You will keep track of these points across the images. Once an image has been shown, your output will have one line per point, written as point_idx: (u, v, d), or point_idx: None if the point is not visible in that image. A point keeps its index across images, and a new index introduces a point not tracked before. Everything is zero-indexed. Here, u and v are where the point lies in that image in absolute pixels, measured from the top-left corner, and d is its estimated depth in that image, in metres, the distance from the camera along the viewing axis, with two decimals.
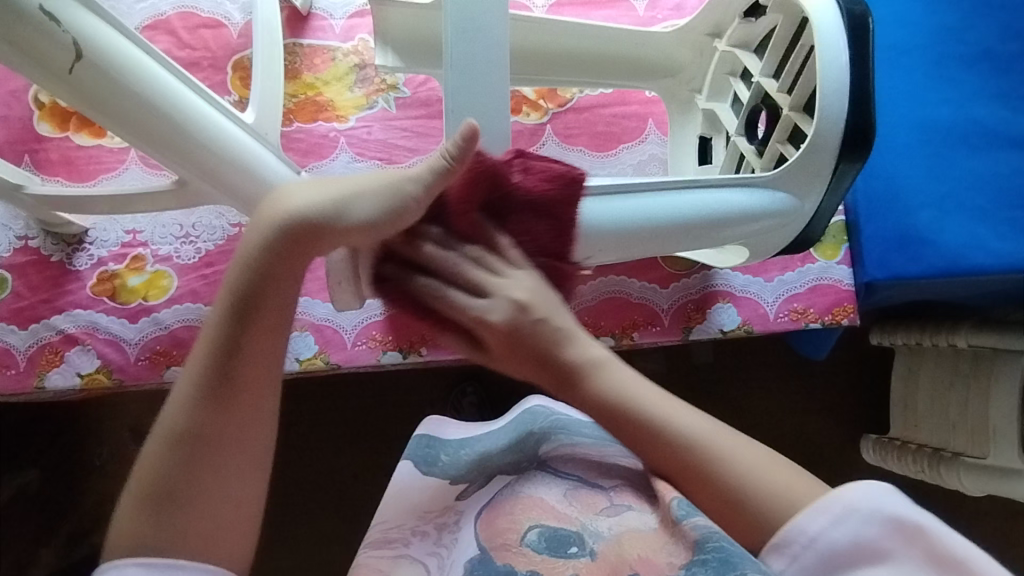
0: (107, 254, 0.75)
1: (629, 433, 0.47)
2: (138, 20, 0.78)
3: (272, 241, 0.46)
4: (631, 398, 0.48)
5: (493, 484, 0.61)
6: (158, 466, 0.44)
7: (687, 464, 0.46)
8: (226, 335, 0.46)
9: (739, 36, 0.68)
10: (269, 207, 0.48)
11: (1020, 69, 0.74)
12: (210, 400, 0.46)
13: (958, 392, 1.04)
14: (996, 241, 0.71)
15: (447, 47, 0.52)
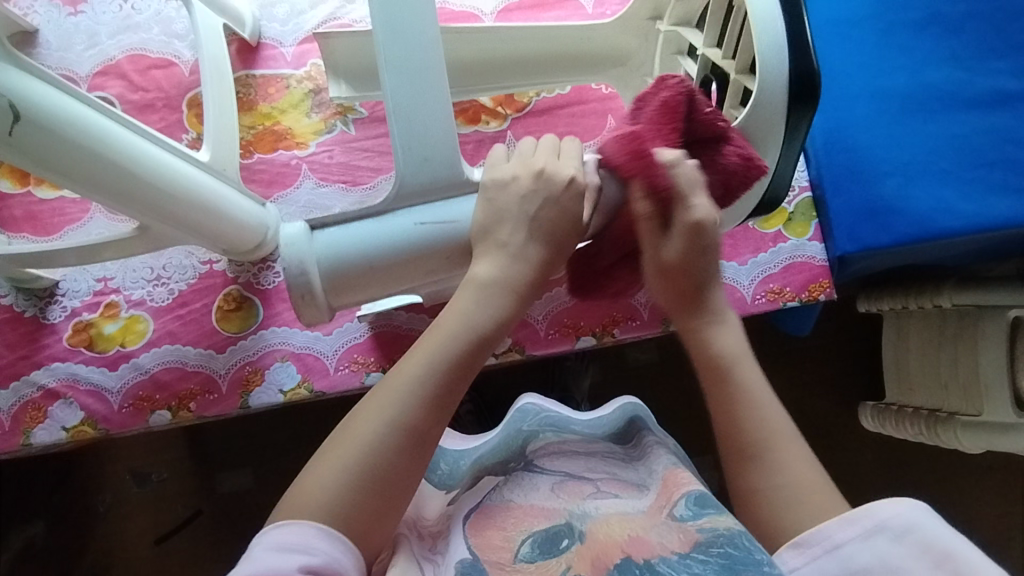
0: (79, 304, 0.75)
1: (727, 404, 0.52)
2: (89, 68, 0.77)
3: (510, 277, 0.51)
4: (736, 363, 0.54)
5: (482, 483, 0.63)
6: (399, 404, 0.47)
7: (750, 452, 0.51)
8: (458, 356, 0.49)
9: (681, 13, 0.68)
10: (494, 241, 0.52)
11: (970, 30, 0.75)
12: (450, 368, 0.49)
13: (947, 352, 1.04)
14: (963, 202, 0.72)
15: (380, 49, 0.53)
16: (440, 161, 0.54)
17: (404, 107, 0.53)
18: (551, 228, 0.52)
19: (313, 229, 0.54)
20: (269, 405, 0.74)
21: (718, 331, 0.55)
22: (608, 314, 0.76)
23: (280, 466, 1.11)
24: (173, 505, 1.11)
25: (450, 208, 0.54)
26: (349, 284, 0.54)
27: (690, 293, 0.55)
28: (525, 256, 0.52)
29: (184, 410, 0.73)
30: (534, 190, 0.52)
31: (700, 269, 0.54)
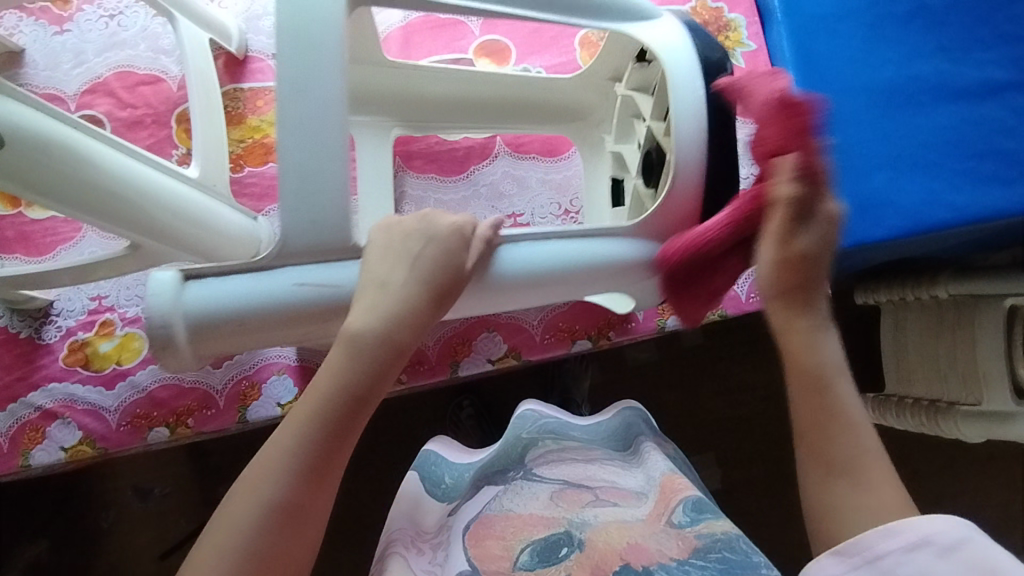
0: (75, 323, 0.74)
1: (817, 417, 0.48)
2: (76, 86, 0.77)
3: (383, 328, 0.50)
4: (832, 378, 0.49)
5: (482, 492, 0.62)
6: (272, 483, 0.46)
7: (835, 469, 0.46)
8: (333, 417, 0.48)
9: (638, 80, 0.71)
10: (368, 292, 0.51)
11: (958, 19, 0.73)
12: (326, 431, 0.47)
13: (946, 342, 1.04)
14: (953, 194, 0.71)
15: (281, 109, 0.52)
16: (332, 221, 0.53)
17: (305, 171, 0.52)
18: (433, 270, 0.52)
19: (185, 279, 0.53)
20: (268, 418, 0.74)
21: (821, 341, 0.50)
22: (603, 317, 0.76)
23: None
24: (176, 519, 1.11)
25: (340, 270, 0.54)
26: (210, 336, 0.53)
27: (801, 293, 0.50)
28: (403, 298, 0.51)
29: (182, 426, 0.73)
30: (415, 232, 0.53)
31: (810, 273, 0.50)
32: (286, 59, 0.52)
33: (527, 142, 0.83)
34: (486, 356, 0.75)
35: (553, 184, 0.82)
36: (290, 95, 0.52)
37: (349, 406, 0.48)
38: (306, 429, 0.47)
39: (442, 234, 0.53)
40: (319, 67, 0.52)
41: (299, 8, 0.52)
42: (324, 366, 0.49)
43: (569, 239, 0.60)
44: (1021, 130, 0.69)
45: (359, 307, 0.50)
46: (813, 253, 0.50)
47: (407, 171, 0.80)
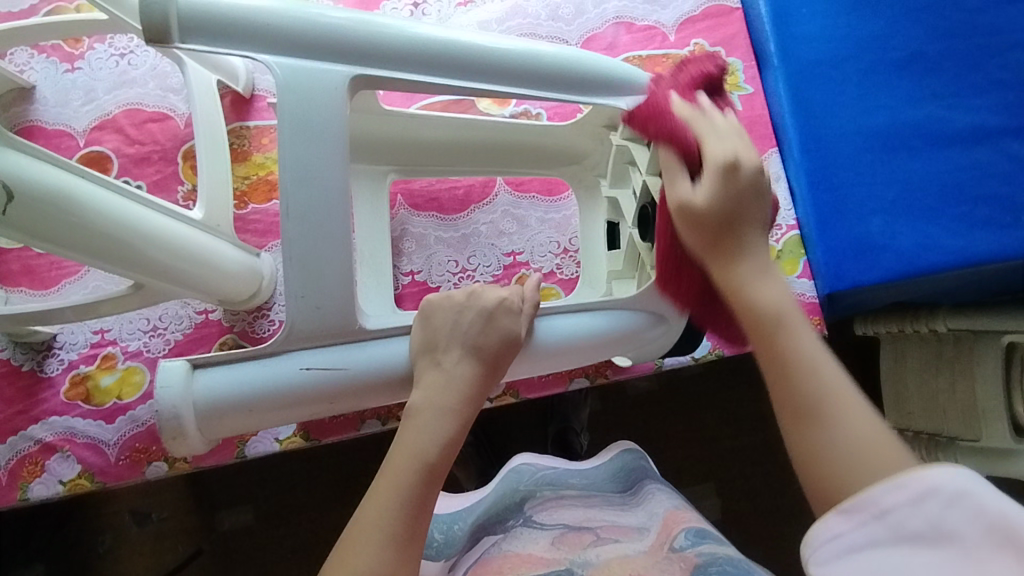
0: (77, 356, 0.75)
1: (777, 359, 0.51)
2: (86, 122, 0.79)
3: (446, 394, 0.55)
4: (785, 319, 0.53)
5: (482, 544, 0.63)
6: (364, 558, 0.47)
7: (813, 408, 0.48)
8: (415, 491, 0.51)
9: (633, 131, 0.70)
10: (427, 367, 0.57)
11: (950, 68, 0.76)
12: (409, 503, 0.50)
13: (945, 376, 1.04)
14: (948, 238, 0.73)
15: (284, 192, 0.53)
16: (333, 304, 0.55)
17: (304, 250, 0.54)
18: (489, 348, 0.58)
19: (193, 368, 0.55)
20: (265, 454, 0.74)
21: (764, 282, 0.55)
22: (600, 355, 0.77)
23: (280, 504, 1.12)
24: (174, 545, 1.11)
25: (341, 354, 0.57)
26: (218, 420, 0.56)
27: (721, 241, 0.56)
28: (459, 373, 0.56)
29: (180, 461, 0.73)
30: (463, 308, 0.59)
31: (737, 205, 0.56)
32: (287, 138, 0.53)
33: (526, 181, 0.84)
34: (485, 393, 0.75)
35: (553, 224, 0.84)
36: (291, 178, 0.53)
37: (422, 477, 0.51)
38: (392, 506, 0.49)
39: (489, 309, 0.58)
40: (315, 146, 0.54)
41: (298, 92, 0.53)
42: (396, 446, 0.53)
43: (564, 313, 0.64)
44: (1013, 176, 0.73)
45: (427, 381, 0.56)
46: (742, 185, 0.56)
47: (411, 210, 0.82)
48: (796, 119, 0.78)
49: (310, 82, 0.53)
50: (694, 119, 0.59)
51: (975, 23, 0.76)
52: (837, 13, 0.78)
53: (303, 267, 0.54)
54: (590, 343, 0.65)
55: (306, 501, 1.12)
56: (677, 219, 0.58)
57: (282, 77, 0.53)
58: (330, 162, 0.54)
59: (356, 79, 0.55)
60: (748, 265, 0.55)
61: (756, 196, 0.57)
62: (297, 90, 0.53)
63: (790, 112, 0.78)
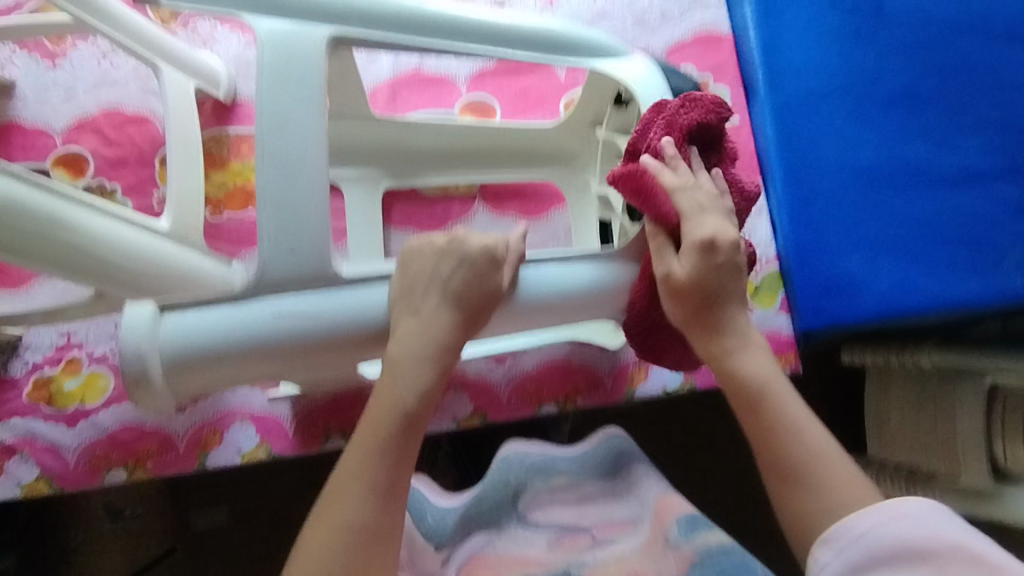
0: (42, 358, 0.74)
1: (762, 428, 0.53)
2: (64, 121, 0.78)
3: (422, 349, 0.51)
4: (768, 388, 0.54)
5: (474, 547, 0.60)
6: (343, 512, 0.47)
7: (798, 474, 0.51)
8: (396, 445, 0.49)
9: (619, 122, 0.72)
10: (399, 318, 0.51)
11: (937, 107, 0.75)
12: (388, 458, 0.49)
13: (925, 414, 1.01)
14: (927, 279, 0.72)
15: (262, 146, 0.48)
16: (310, 250, 0.49)
17: (286, 212, 0.49)
18: (470, 298, 0.52)
19: (162, 313, 0.50)
20: (226, 466, 0.73)
21: (748, 354, 0.56)
22: (571, 381, 0.76)
23: (254, 505, 1.11)
24: (146, 542, 1.10)
25: (311, 299, 0.50)
26: (187, 374, 0.50)
27: (704, 312, 0.55)
28: (436, 324, 0.52)
29: (141, 469, 0.72)
30: (445, 254, 0.53)
31: (715, 287, 0.54)
32: (268, 93, 0.49)
33: (506, 202, 0.80)
34: (452, 415, 0.74)
35: (533, 245, 0.80)
36: (267, 160, 0.48)
37: (400, 427, 0.50)
38: (373, 464, 0.49)
39: (472, 254, 0.52)
40: (293, 106, 0.49)
41: (282, 55, 0.49)
42: (374, 397, 0.52)
43: (557, 261, 0.58)
44: (995, 220, 0.73)
45: (401, 332, 0.51)
46: (719, 263, 0.54)
47: (387, 225, 0.78)
48: (781, 152, 0.76)
49: (293, 49, 0.49)
50: (680, 193, 0.54)
51: (964, 64, 0.76)
52: (827, 45, 0.77)
53: (272, 245, 0.49)
54: (589, 299, 0.58)
55: (279, 505, 1.11)
56: (660, 288, 0.57)
57: (266, 35, 0.49)
58: (309, 127, 0.49)
59: (334, 41, 0.51)
60: (723, 340, 0.56)
61: (728, 270, 0.55)
62: (281, 52, 0.49)
63: (775, 143, 0.77)
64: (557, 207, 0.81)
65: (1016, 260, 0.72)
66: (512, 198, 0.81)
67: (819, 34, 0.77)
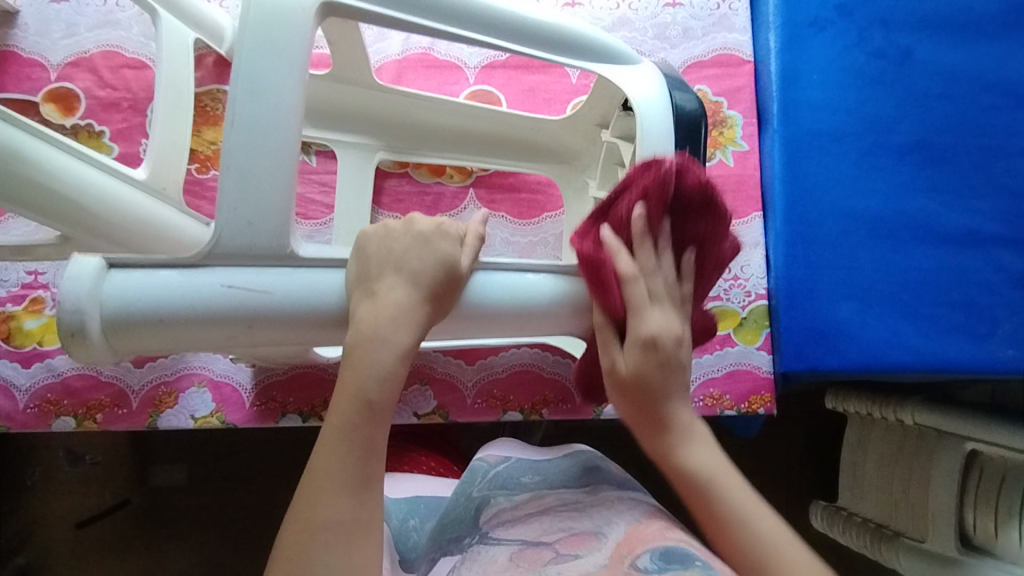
0: (5, 294, 0.72)
1: (717, 523, 0.50)
2: (60, 56, 0.76)
3: (382, 325, 0.48)
4: (716, 480, 0.51)
5: (440, 566, 0.60)
6: (325, 509, 0.45)
7: (750, 563, 0.48)
8: (362, 433, 0.47)
9: (623, 128, 0.68)
10: (360, 299, 0.49)
11: (953, 162, 0.73)
12: (359, 443, 0.47)
13: (901, 471, 0.98)
14: (917, 337, 0.70)
15: (230, 106, 0.46)
16: (268, 228, 0.47)
17: (248, 178, 0.47)
18: (429, 276, 0.50)
19: (110, 268, 0.47)
20: (177, 429, 0.71)
21: (696, 446, 0.53)
22: (540, 392, 0.73)
23: (213, 469, 1.09)
24: (100, 490, 1.08)
25: (269, 276, 0.48)
26: (130, 336, 0.47)
27: (649, 412, 0.54)
28: (396, 303, 0.49)
29: (90, 420, 0.71)
30: (400, 235, 0.51)
31: (657, 385, 0.54)
32: (245, 56, 0.46)
33: (499, 200, 0.78)
34: (413, 409, 0.72)
35: (517, 248, 0.77)
36: (235, 124, 0.46)
37: (364, 415, 0.47)
38: (343, 459, 0.46)
39: (427, 232, 0.51)
40: (275, 74, 0.47)
41: (264, 25, 0.46)
42: (337, 391, 0.48)
43: (534, 270, 0.57)
44: (996, 287, 0.70)
45: (361, 314, 0.49)
46: (662, 360, 0.54)
47: (377, 209, 0.76)
48: (785, 189, 0.74)
49: (275, 21, 0.47)
50: (632, 285, 0.53)
51: (984, 123, 0.73)
52: (847, 86, 0.75)
53: (226, 216, 0.47)
54: (557, 310, 0.57)
55: (237, 473, 1.09)
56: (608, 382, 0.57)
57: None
58: (283, 95, 0.47)
59: (327, 7, 0.48)
60: (666, 438, 0.53)
61: (671, 368, 0.54)
62: (265, 18, 0.46)
63: (780, 178, 0.75)
64: (550, 213, 0.78)
65: (1010, 331, 0.69)
66: (506, 197, 0.78)
67: (841, 72, 0.75)
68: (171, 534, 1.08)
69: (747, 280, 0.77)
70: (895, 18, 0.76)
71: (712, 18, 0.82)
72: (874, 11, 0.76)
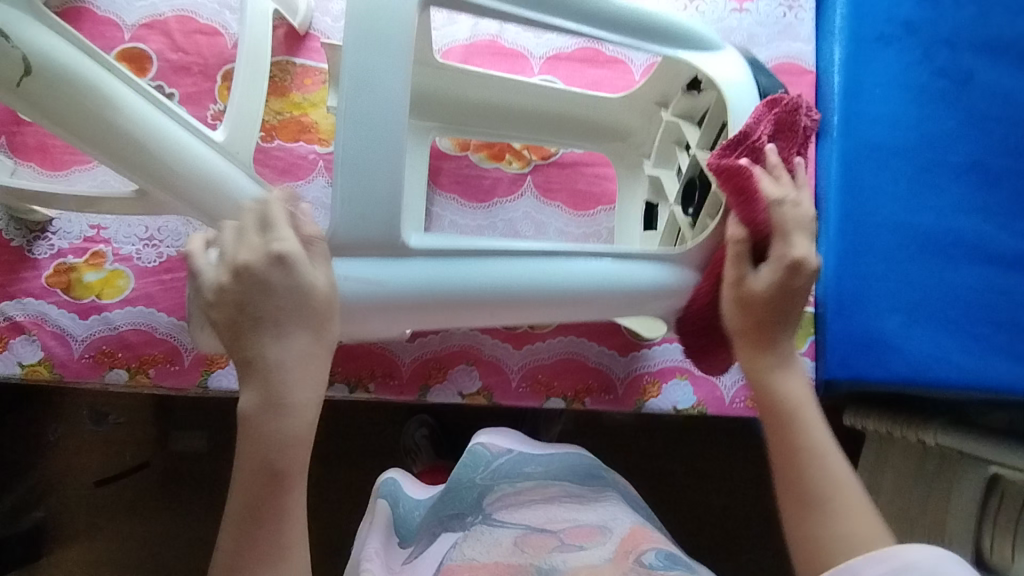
0: (67, 246, 0.74)
1: (788, 450, 0.51)
2: (135, 17, 0.77)
3: (264, 389, 0.45)
4: (800, 412, 0.52)
5: (439, 542, 0.63)
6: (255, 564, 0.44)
7: (812, 498, 0.49)
8: (287, 494, 0.45)
9: (684, 107, 0.67)
10: (246, 367, 0.46)
11: (1009, 184, 0.73)
12: (278, 499, 0.45)
13: (919, 490, 0.98)
14: (962, 354, 0.71)
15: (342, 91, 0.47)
16: (383, 215, 0.49)
17: (358, 163, 0.47)
18: (284, 314, 0.46)
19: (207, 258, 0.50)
20: (228, 390, 0.73)
21: (788, 375, 0.54)
22: (583, 380, 0.75)
23: (238, 439, 1.10)
24: (123, 451, 1.09)
25: (383, 266, 0.51)
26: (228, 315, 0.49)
27: (764, 328, 0.54)
28: (275, 360, 0.45)
29: (143, 374, 0.72)
30: (241, 279, 0.45)
31: (786, 303, 0.53)
32: (349, 44, 0.46)
33: (556, 189, 0.78)
34: (458, 388, 0.74)
35: (571, 238, 0.77)
36: (346, 104, 0.47)
37: (273, 474, 0.45)
38: (265, 513, 0.45)
39: (260, 272, 0.45)
40: (382, 58, 0.47)
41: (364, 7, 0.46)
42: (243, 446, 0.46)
43: (602, 256, 0.57)
44: None
45: (248, 380, 0.46)
46: (793, 289, 0.53)
47: (433, 188, 0.76)
48: (839, 200, 0.75)
49: None
50: (779, 207, 0.53)
51: None
52: (907, 103, 0.75)
53: (341, 211, 0.48)
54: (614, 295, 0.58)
55: None
56: (728, 292, 0.56)
57: None
58: (393, 76, 0.47)
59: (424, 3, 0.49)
60: (782, 374, 0.54)
61: (797, 298, 0.54)
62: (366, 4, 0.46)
63: (835, 190, 0.76)
64: (605, 205, 0.79)
65: None
66: (563, 186, 0.78)
67: (903, 89, 0.76)
68: (192, 498, 1.09)
69: None
70: (960, 39, 0.76)
71: (778, 26, 0.82)
72: (938, 31, 0.76)
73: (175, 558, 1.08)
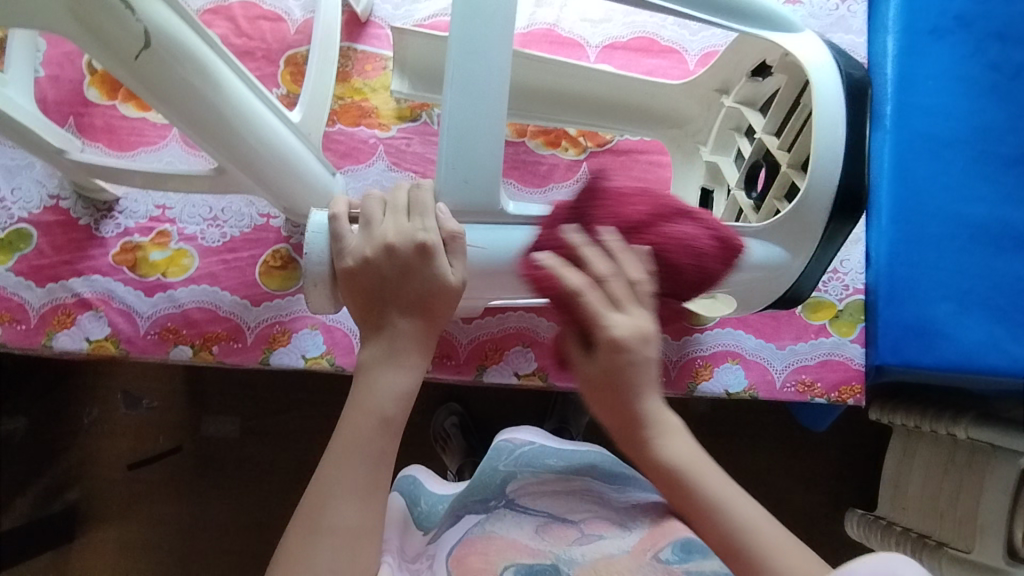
0: (134, 225, 0.76)
1: (700, 516, 0.48)
2: (200, 3, 0.79)
3: (386, 352, 0.50)
4: (690, 473, 0.49)
5: (461, 523, 0.59)
6: (339, 514, 0.46)
7: (744, 554, 0.46)
8: (376, 445, 0.48)
9: (746, 94, 0.70)
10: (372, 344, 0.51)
11: None
12: (367, 458, 0.48)
13: (951, 481, 0.92)
14: (1011, 342, 0.72)
15: (450, 67, 0.50)
16: (483, 182, 0.52)
17: (460, 127, 0.50)
18: (416, 295, 0.50)
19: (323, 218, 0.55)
20: (289, 367, 0.74)
21: (672, 439, 0.50)
22: None
23: (268, 425, 1.08)
24: (154, 436, 1.08)
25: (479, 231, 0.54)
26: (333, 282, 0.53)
27: (624, 406, 0.49)
28: (399, 333, 0.51)
29: (206, 351, 0.74)
30: (380, 258, 0.50)
31: (630, 380, 0.49)
32: (457, 21, 0.50)
33: (610, 175, 0.79)
34: (514, 368, 0.75)
35: None
36: (452, 83, 0.50)
37: (380, 430, 0.49)
38: (354, 467, 0.48)
39: (400, 251, 0.50)
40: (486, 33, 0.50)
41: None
42: (349, 407, 0.50)
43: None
44: None
45: (372, 346, 0.51)
46: (627, 363, 0.48)
47: None
48: (893, 188, 0.76)
49: None
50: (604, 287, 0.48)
51: None
52: (959, 94, 0.77)
53: (446, 175, 0.51)
54: None
55: (294, 430, 1.08)
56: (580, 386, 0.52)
57: None
58: (494, 57, 0.50)
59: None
60: (666, 442, 0.50)
61: (646, 367, 0.49)
62: None
63: (889, 176, 0.76)
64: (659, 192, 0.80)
65: None
66: (617, 173, 0.80)
67: (955, 81, 0.77)
68: (222, 487, 1.07)
69: (845, 275, 0.80)
70: (1012, 33, 0.77)
71: (831, 18, 0.84)
72: (991, 25, 0.78)
73: (200, 545, 1.06)
